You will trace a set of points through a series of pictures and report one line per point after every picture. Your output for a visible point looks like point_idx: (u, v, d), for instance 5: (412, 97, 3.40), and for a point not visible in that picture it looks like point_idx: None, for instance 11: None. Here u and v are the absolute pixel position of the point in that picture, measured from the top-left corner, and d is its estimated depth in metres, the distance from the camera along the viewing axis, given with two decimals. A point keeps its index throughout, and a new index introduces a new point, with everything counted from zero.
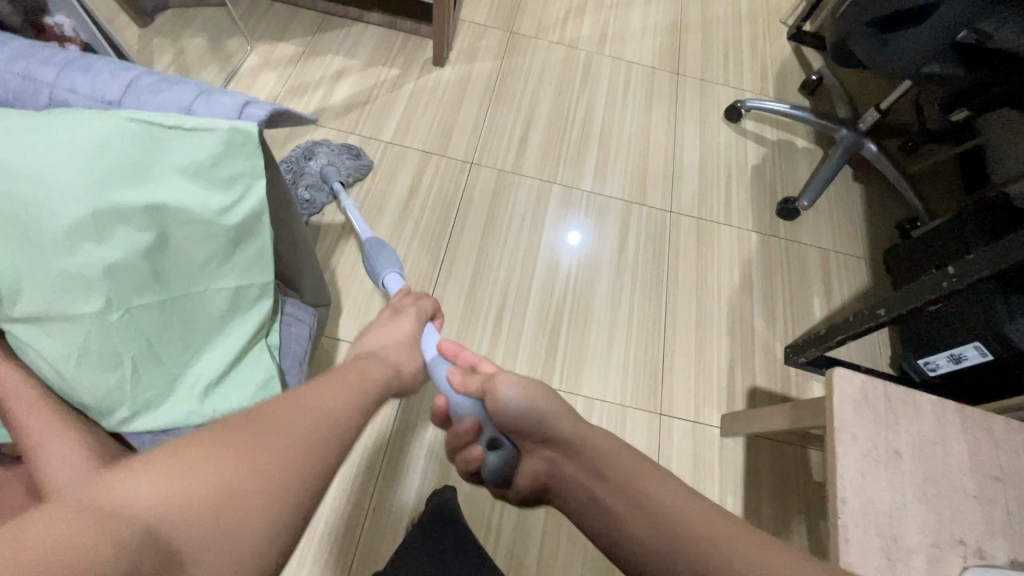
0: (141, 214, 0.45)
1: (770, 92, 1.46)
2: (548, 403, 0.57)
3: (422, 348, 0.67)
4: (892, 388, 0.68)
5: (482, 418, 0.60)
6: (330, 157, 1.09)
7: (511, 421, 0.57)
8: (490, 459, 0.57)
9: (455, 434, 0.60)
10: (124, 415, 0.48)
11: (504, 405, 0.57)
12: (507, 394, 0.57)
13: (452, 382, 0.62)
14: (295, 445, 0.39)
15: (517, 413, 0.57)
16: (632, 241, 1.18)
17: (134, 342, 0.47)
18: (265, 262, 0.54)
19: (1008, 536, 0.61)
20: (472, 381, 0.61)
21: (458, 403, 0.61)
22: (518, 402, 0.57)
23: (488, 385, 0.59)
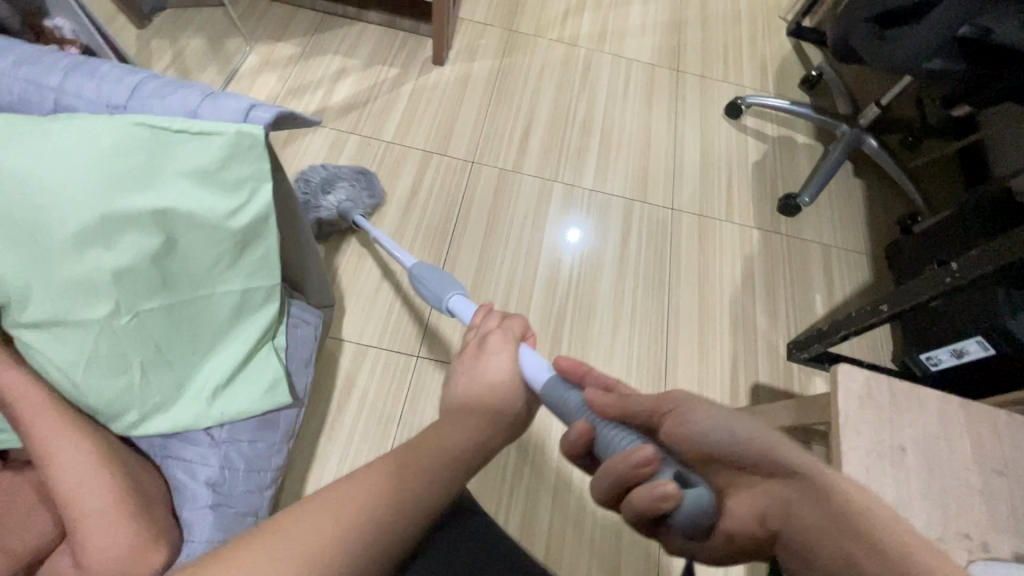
0: (148, 219, 0.45)
1: (770, 88, 1.46)
2: (744, 422, 0.46)
3: (529, 376, 0.55)
4: (896, 384, 0.69)
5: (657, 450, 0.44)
6: (349, 194, 1.02)
7: (718, 442, 0.46)
8: (687, 500, 0.39)
9: (620, 472, 0.41)
10: (133, 419, 0.49)
11: (693, 431, 0.47)
12: (688, 414, 0.48)
13: (593, 405, 0.48)
14: (337, 532, 0.37)
15: (717, 437, 0.46)
16: (634, 238, 1.18)
17: (142, 346, 0.47)
18: (271, 265, 0.54)
19: (1013, 530, 0.61)
20: (631, 406, 0.48)
21: (615, 435, 0.45)
22: (711, 423, 0.47)
23: (663, 409, 0.48)
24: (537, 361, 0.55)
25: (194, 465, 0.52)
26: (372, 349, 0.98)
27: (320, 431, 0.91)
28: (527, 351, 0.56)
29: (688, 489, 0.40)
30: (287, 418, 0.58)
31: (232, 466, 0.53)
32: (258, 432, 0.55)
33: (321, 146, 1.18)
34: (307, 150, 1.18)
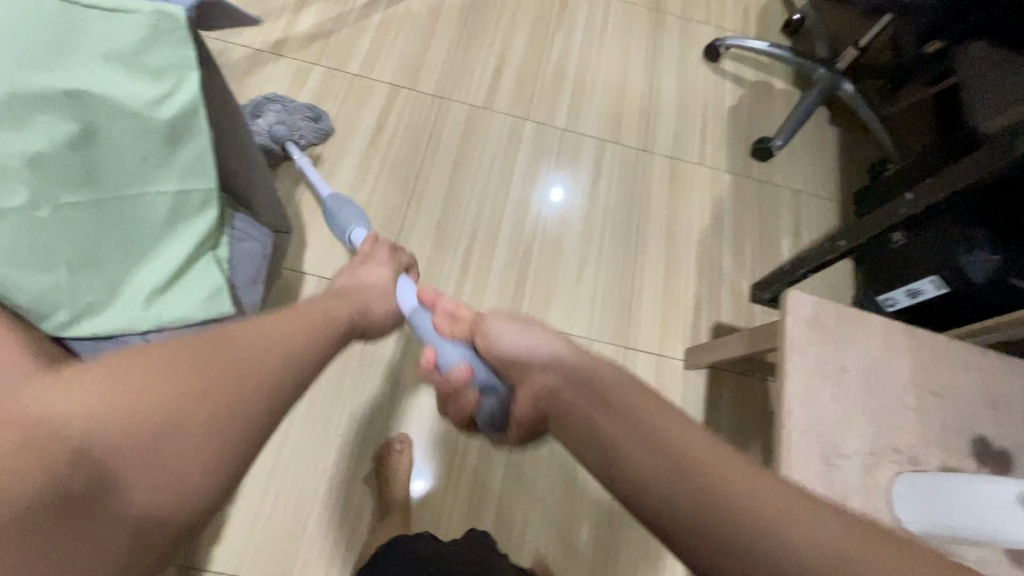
0: (63, 102, 0.44)
1: (752, 31, 1.42)
2: (541, 334, 0.52)
3: (397, 293, 0.64)
4: (844, 309, 0.70)
5: (472, 359, 0.57)
6: (280, 117, 0.98)
7: (505, 355, 0.54)
8: (486, 404, 0.57)
9: (451, 388, 0.59)
10: (59, 319, 0.47)
11: (499, 342, 0.55)
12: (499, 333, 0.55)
13: (438, 330, 0.61)
14: (257, 370, 0.41)
15: (511, 344, 0.54)
16: (605, 177, 1.17)
17: (67, 241, 0.46)
18: (206, 167, 0.52)
19: (940, 445, 0.64)
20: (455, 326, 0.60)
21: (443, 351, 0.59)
22: (505, 333, 0.55)
23: (477, 329, 0.58)
24: (407, 288, 0.65)
25: None
26: (333, 283, 0.97)
27: None
28: (404, 281, 0.65)
29: (486, 396, 0.57)
30: None
31: None
32: None
33: (283, 76, 1.14)
34: (268, 79, 1.13)
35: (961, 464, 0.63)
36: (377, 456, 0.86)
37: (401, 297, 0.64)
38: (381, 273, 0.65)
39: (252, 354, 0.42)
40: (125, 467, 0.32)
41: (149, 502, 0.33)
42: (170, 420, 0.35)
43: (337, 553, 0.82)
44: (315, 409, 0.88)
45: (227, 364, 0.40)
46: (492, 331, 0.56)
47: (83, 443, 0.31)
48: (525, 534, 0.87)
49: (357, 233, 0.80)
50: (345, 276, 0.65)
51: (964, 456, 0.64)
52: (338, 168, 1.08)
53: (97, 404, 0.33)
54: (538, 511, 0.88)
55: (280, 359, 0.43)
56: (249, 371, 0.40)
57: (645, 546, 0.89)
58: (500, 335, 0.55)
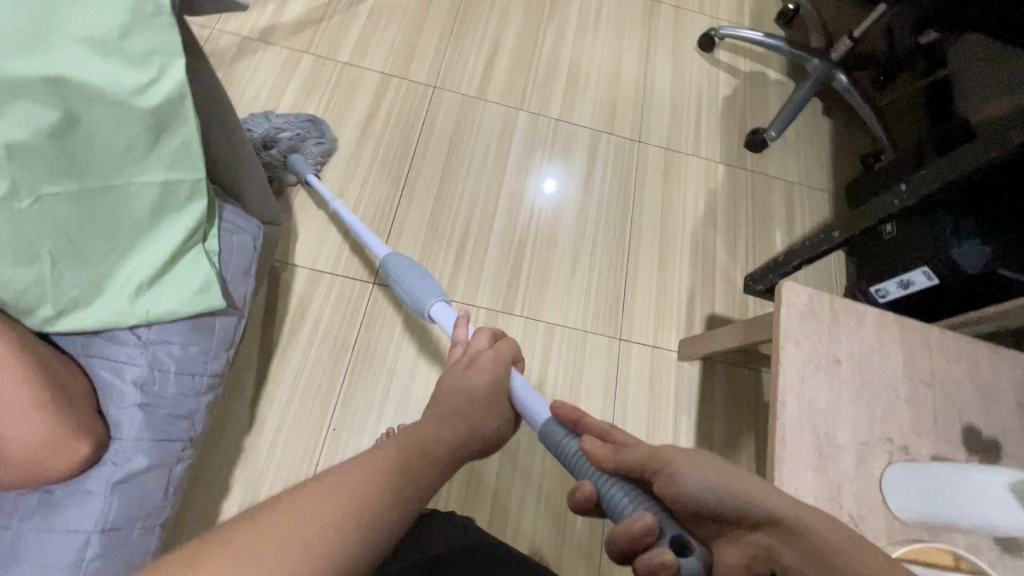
0: (41, 90, 0.42)
1: (746, 21, 1.41)
2: (737, 473, 0.49)
3: (520, 394, 0.60)
4: (838, 300, 0.70)
5: (653, 506, 0.48)
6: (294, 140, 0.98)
7: (719, 496, 0.48)
8: (688, 566, 0.43)
9: (628, 539, 0.45)
10: (46, 312, 0.47)
11: (685, 489, 0.49)
12: (678, 467, 0.49)
13: (591, 454, 0.53)
14: (355, 517, 0.37)
15: (710, 493, 0.48)
16: (600, 168, 1.17)
17: (50, 234, 0.45)
18: (192, 157, 0.51)
19: (931, 434, 0.65)
20: (618, 457, 0.52)
21: (612, 492, 0.50)
22: (700, 477, 0.49)
23: (653, 463, 0.51)
24: (535, 394, 0.60)
25: (120, 364, 0.51)
26: (325, 276, 0.95)
27: (271, 353, 0.90)
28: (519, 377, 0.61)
29: (684, 555, 0.44)
30: (224, 322, 0.58)
31: (162, 367, 0.53)
32: (192, 335, 0.55)
33: (271, 65, 1.11)
34: (255, 67, 1.10)
35: (951, 453, 0.64)
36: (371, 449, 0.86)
37: (525, 399, 0.60)
38: (500, 376, 0.60)
39: (351, 497, 0.38)
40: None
41: None
42: None
43: None
44: (308, 402, 0.88)
45: (322, 524, 0.36)
46: (678, 473, 0.49)
47: None
48: (520, 526, 0.87)
49: (442, 309, 0.71)
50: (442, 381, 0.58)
51: (954, 444, 0.65)
52: (329, 159, 1.06)
53: None
54: (533, 503, 0.88)
55: (368, 502, 0.39)
56: (353, 525, 0.37)
57: None
58: (695, 477, 0.49)
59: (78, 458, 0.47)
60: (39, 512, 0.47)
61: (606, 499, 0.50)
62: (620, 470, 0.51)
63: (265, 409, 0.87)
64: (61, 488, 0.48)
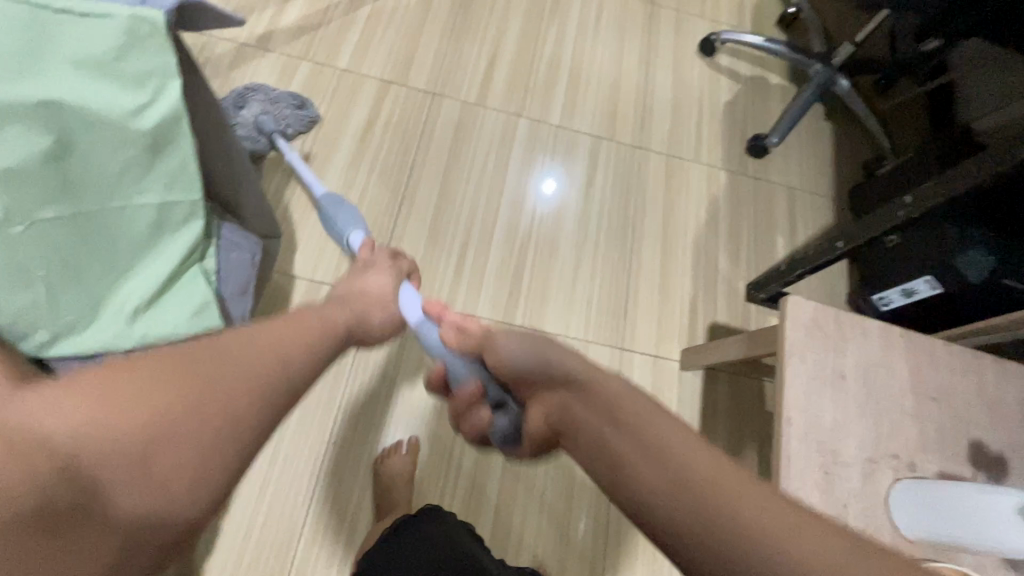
0: (35, 114, 0.41)
1: (748, 24, 1.41)
2: (558, 351, 0.48)
3: (403, 303, 0.62)
4: (843, 313, 0.70)
5: (484, 376, 0.56)
6: (264, 106, 0.92)
7: (517, 373, 0.51)
8: (499, 421, 0.54)
9: (465, 403, 0.57)
10: (40, 338, 0.45)
11: (503, 355, 0.52)
12: (499, 342, 0.53)
13: (444, 342, 0.59)
14: (252, 378, 0.39)
15: (521, 361, 0.50)
16: (600, 175, 1.16)
17: (44, 257, 0.44)
18: (191, 176, 0.50)
19: (938, 451, 0.64)
20: (462, 337, 0.58)
21: (455, 366, 0.58)
22: (511, 345, 0.51)
23: (483, 344, 0.55)
24: (413, 299, 0.62)
25: None
26: (325, 286, 0.94)
27: None
28: (407, 287, 0.64)
29: (497, 414, 0.55)
30: None
31: None
32: None
33: (270, 71, 1.10)
34: (253, 75, 1.09)
35: (958, 469, 0.64)
36: (373, 463, 0.85)
37: (406, 306, 0.62)
38: (384, 279, 0.63)
39: (242, 363, 0.39)
40: (114, 481, 0.31)
41: (136, 510, 0.31)
42: (151, 433, 0.32)
43: (334, 562, 0.80)
44: (309, 413, 0.87)
45: (222, 375, 0.37)
46: (496, 346, 0.53)
47: (65, 456, 0.30)
48: (523, 540, 0.86)
49: (353, 236, 0.77)
50: (345, 284, 0.62)
51: (961, 461, 0.64)
52: (328, 168, 1.05)
53: (88, 419, 0.31)
54: (536, 515, 0.88)
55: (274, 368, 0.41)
56: (245, 387, 0.38)
57: (642, 549, 0.89)
58: (507, 349, 0.52)
59: None
60: None
61: (451, 374, 0.58)
62: (467, 351, 0.58)
63: None
64: None
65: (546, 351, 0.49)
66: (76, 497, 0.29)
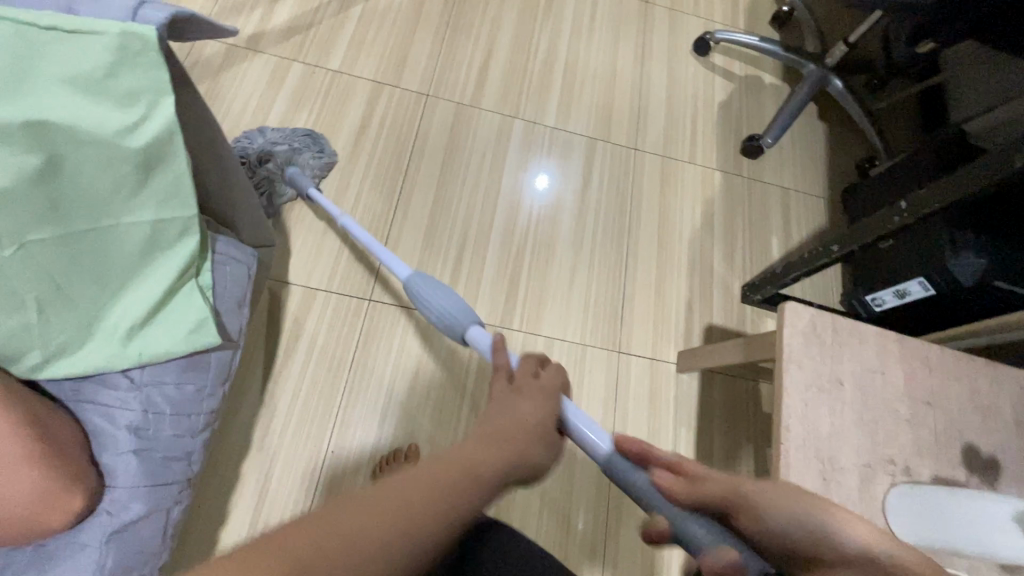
0: (22, 135, 0.40)
1: (741, 23, 1.40)
2: (802, 502, 0.46)
3: (578, 428, 0.57)
4: (839, 320, 0.70)
5: (734, 548, 0.46)
6: (290, 153, 0.98)
7: (792, 523, 0.45)
8: None
9: None
10: (34, 359, 0.45)
11: (760, 517, 0.46)
12: (761, 503, 0.47)
13: (662, 490, 0.51)
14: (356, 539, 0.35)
15: (779, 519, 0.45)
16: (596, 177, 1.15)
17: (34, 281, 0.43)
18: (184, 194, 0.49)
19: (932, 455, 0.65)
20: (694, 491, 0.50)
21: (689, 525, 0.48)
22: (772, 506, 0.46)
23: (732, 498, 0.48)
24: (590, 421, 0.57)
25: (114, 409, 0.50)
26: (320, 293, 0.94)
27: (266, 375, 0.88)
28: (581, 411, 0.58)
29: None
30: (220, 358, 0.56)
31: (158, 410, 0.52)
32: (186, 375, 0.53)
33: (260, 73, 1.08)
34: (242, 77, 1.07)
35: (952, 473, 0.64)
36: (371, 470, 0.85)
37: (584, 433, 0.57)
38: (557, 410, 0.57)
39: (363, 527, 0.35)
40: None
41: None
42: None
43: None
44: (307, 421, 0.86)
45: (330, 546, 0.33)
46: (760, 502, 0.46)
47: None
48: None
49: (475, 331, 0.70)
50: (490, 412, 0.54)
51: (955, 464, 0.65)
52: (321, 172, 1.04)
53: None
54: (535, 521, 0.87)
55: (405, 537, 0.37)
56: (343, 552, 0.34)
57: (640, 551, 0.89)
58: (770, 508, 0.46)
59: (72, 513, 0.46)
60: (33, 568, 0.47)
61: (682, 533, 0.48)
62: (697, 506, 0.49)
63: (261, 431, 0.85)
64: (54, 542, 0.47)
65: (790, 494, 0.47)
66: None
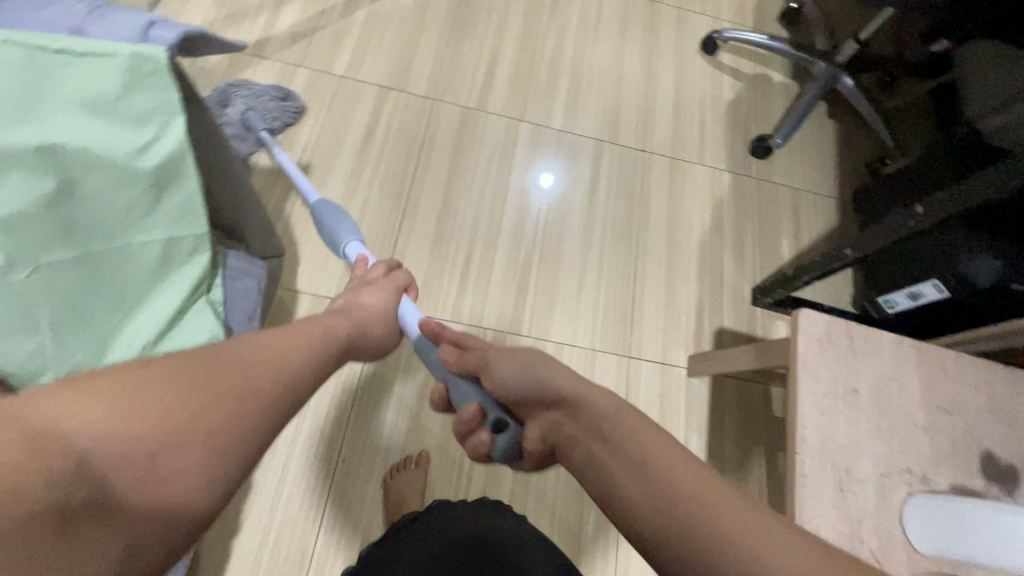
0: (36, 158, 0.43)
1: (749, 21, 1.39)
2: (543, 363, 0.50)
3: (404, 317, 0.64)
4: (854, 327, 0.69)
5: (484, 400, 0.53)
6: (249, 103, 0.86)
7: (519, 383, 0.50)
8: (498, 443, 0.50)
9: (460, 422, 0.53)
10: (46, 382, 0.44)
11: (500, 379, 0.51)
12: (500, 364, 0.52)
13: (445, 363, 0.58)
14: (254, 374, 0.36)
15: (517, 383, 0.50)
16: (603, 180, 1.15)
17: (49, 300, 0.44)
18: (195, 212, 0.51)
19: (951, 465, 0.64)
20: (462, 357, 0.56)
21: (459, 387, 0.55)
22: (508, 368, 0.52)
23: (483, 361, 0.54)
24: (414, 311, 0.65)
25: None
26: (329, 301, 0.94)
27: None
28: (408, 304, 0.65)
29: (500, 432, 0.51)
30: None
31: None
32: None
33: (266, 79, 1.08)
34: None
35: (972, 482, 0.64)
36: (383, 477, 0.85)
37: (406, 319, 0.64)
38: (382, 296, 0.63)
39: (253, 363, 0.37)
40: (121, 481, 0.28)
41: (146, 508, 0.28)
42: (167, 438, 0.29)
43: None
44: (319, 428, 0.87)
45: (228, 377, 0.34)
46: (499, 362, 0.52)
47: (81, 459, 0.26)
48: None
49: (351, 245, 0.76)
50: (342, 298, 0.62)
51: (974, 474, 0.64)
52: (329, 179, 1.04)
53: (107, 421, 0.28)
54: (546, 528, 0.87)
55: (282, 374, 0.39)
56: (246, 384, 0.35)
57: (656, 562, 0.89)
58: (507, 362, 0.52)
59: None
60: None
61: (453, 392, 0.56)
62: (464, 371, 0.55)
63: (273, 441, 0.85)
64: None
65: (538, 364, 0.51)
66: (93, 489, 0.27)
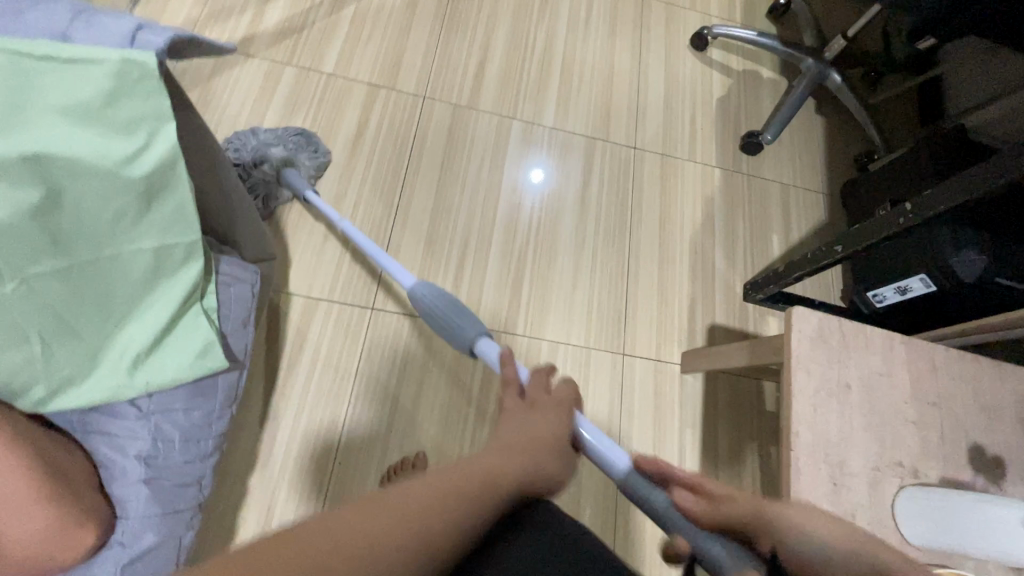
0: (21, 168, 0.42)
1: (738, 17, 1.39)
2: (827, 519, 0.48)
3: (594, 441, 0.58)
4: (845, 324, 0.70)
5: (761, 572, 0.45)
6: (287, 154, 0.95)
7: (820, 545, 0.45)
8: None
9: None
10: (38, 393, 0.47)
11: (783, 544, 0.46)
12: (783, 529, 0.47)
13: (685, 510, 0.51)
14: (379, 534, 0.36)
15: (817, 552, 0.45)
16: (596, 178, 1.15)
17: (38, 314, 0.45)
18: (187, 219, 0.51)
19: (939, 456, 0.66)
20: (713, 509, 0.50)
21: (712, 546, 0.47)
22: (808, 523, 0.47)
23: (758, 520, 0.48)
24: (605, 436, 0.59)
25: (123, 439, 0.53)
26: (322, 303, 0.93)
27: (271, 388, 0.87)
28: (591, 425, 0.59)
29: None
30: (226, 381, 0.58)
31: (167, 437, 0.54)
32: (194, 403, 0.55)
33: (253, 78, 1.06)
34: (235, 82, 1.05)
35: (959, 474, 0.65)
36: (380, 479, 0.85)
37: (598, 443, 0.58)
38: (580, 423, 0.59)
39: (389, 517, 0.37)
40: None
41: None
42: None
43: None
44: (314, 431, 0.86)
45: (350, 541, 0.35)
46: (793, 524, 0.47)
47: None
48: None
49: (487, 345, 0.69)
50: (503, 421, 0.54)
51: (961, 465, 0.66)
52: (319, 180, 1.02)
53: None
54: None
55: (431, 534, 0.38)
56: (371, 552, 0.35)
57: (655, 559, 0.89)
58: (799, 526, 0.47)
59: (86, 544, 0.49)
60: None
61: (703, 551, 0.47)
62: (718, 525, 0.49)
63: (266, 446, 0.84)
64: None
65: (853, 540, 0.45)
66: None
